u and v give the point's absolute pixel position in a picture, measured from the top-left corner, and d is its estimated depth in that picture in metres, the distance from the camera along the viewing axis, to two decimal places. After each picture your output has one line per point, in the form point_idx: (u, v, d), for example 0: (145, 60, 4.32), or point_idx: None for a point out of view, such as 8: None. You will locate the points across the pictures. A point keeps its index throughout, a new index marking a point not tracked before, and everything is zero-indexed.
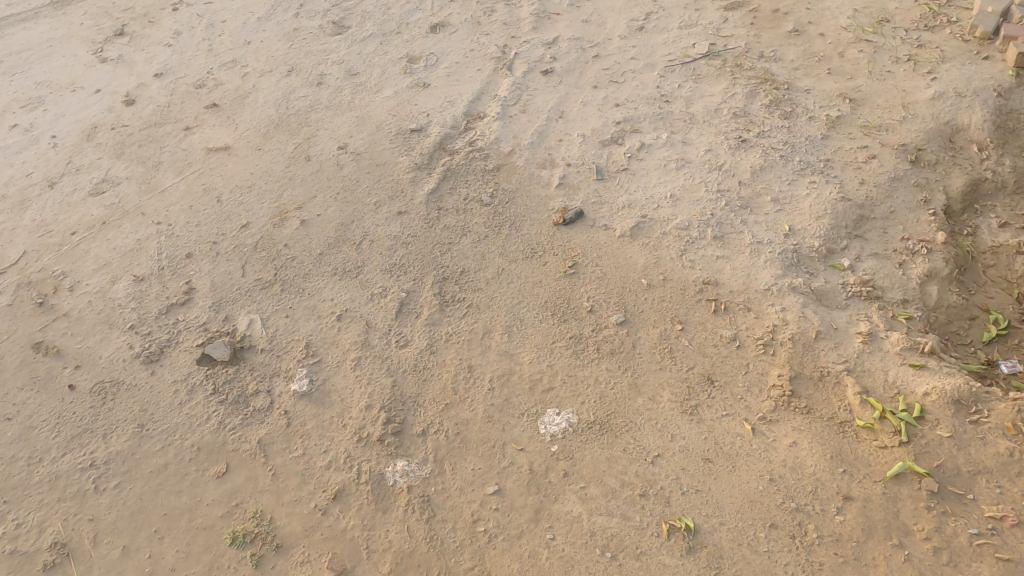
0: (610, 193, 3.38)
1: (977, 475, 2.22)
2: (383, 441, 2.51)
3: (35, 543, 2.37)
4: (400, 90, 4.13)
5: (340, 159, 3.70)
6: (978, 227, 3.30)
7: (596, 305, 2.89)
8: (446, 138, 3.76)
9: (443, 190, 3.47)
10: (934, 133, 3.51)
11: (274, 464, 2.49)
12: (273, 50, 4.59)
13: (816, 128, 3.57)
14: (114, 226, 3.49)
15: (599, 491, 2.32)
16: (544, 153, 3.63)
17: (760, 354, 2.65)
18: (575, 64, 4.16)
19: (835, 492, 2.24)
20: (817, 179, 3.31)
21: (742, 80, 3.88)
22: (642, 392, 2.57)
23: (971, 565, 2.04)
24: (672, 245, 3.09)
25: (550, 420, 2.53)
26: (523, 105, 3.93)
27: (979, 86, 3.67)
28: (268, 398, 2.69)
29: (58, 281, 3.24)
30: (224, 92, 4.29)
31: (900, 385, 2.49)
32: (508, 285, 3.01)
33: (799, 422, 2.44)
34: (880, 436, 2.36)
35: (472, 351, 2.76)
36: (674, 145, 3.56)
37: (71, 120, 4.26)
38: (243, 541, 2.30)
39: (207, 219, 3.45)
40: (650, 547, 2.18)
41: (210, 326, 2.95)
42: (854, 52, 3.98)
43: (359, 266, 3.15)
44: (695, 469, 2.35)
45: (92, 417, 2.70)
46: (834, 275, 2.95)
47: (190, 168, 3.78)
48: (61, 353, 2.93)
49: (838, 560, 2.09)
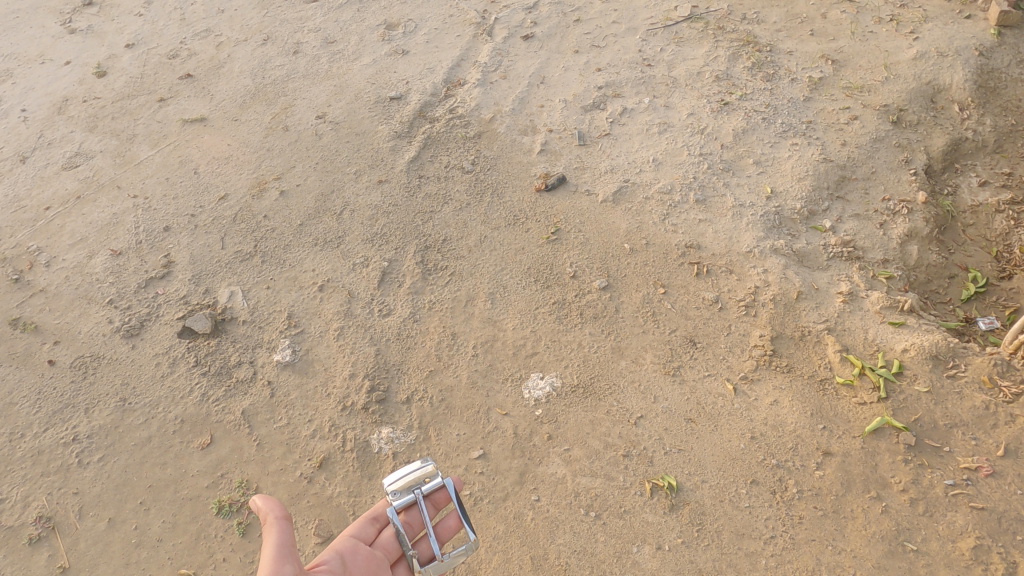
0: (593, 158, 3.35)
1: (953, 428, 2.26)
2: (368, 409, 2.51)
3: (19, 518, 2.35)
4: (379, 57, 4.07)
5: (318, 129, 3.65)
6: (959, 186, 3.30)
7: (579, 270, 2.88)
8: (425, 106, 3.71)
9: (423, 158, 3.43)
10: (916, 93, 3.50)
11: (259, 434, 2.49)
12: (247, 19, 4.51)
13: (798, 90, 3.55)
14: (89, 201, 3.43)
15: (583, 453, 2.34)
16: (525, 120, 3.59)
17: (742, 315, 2.66)
18: (556, 29, 4.11)
19: (815, 448, 2.27)
20: (799, 141, 3.30)
21: (724, 43, 3.84)
22: (625, 355, 2.59)
23: (947, 515, 2.08)
24: (655, 210, 3.08)
25: (535, 384, 2.54)
26: (504, 70, 3.88)
27: (961, 46, 3.69)
28: (251, 369, 2.67)
29: (33, 257, 3.19)
30: (198, 62, 4.21)
31: (880, 343, 2.52)
32: (491, 252, 2.99)
33: (780, 381, 2.46)
34: (860, 392, 2.38)
35: (455, 319, 2.76)
36: (656, 109, 3.53)
37: (41, 93, 4.17)
38: (229, 510, 2.30)
39: (184, 192, 3.40)
40: (634, 505, 2.20)
41: (191, 299, 2.92)
42: (836, 13, 3.97)
43: (340, 236, 3.11)
44: (677, 429, 2.37)
45: (73, 392, 2.67)
46: (815, 236, 2.96)
47: (165, 140, 3.71)
48: (40, 329, 2.90)
49: (818, 513, 2.12)
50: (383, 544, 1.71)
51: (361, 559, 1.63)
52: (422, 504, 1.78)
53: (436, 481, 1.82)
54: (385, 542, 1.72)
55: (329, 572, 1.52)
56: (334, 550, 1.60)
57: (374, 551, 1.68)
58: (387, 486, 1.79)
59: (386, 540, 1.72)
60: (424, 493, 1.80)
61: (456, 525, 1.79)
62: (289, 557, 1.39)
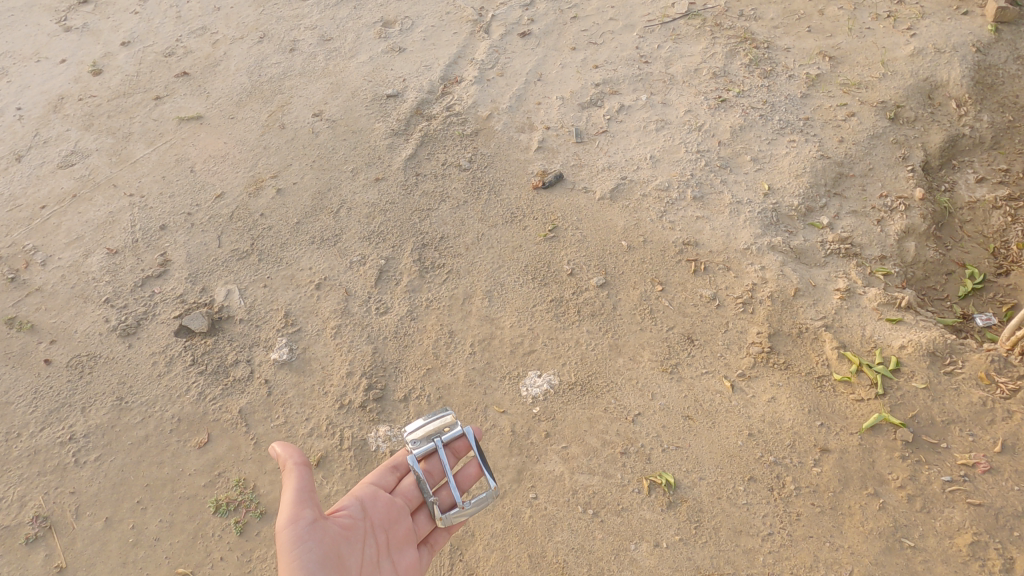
0: (590, 155, 3.35)
1: (950, 424, 2.26)
2: (365, 407, 2.51)
3: (15, 518, 2.34)
4: (376, 55, 4.06)
5: (315, 127, 3.64)
6: (956, 182, 3.30)
7: (576, 268, 2.88)
8: (422, 103, 3.70)
9: (420, 155, 3.42)
10: (914, 89, 3.50)
11: (256, 433, 2.48)
12: (243, 17, 4.49)
13: (796, 87, 3.55)
14: (85, 199, 3.41)
15: (580, 451, 2.34)
16: (523, 117, 3.58)
17: (740, 312, 2.66)
18: (553, 26, 4.11)
19: (813, 445, 2.27)
20: (797, 138, 3.30)
21: (722, 39, 3.83)
22: (622, 352, 2.58)
23: (944, 511, 2.08)
24: (652, 207, 3.08)
25: (532, 382, 2.54)
26: (501, 68, 3.87)
27: (958, 42, 3.69)
28: (248, 367, 2.67)
29: (29, 256, 3.18)
30: (194, 60, 4.19)
31: (878, 339, 2.52)
32: (488, 250, 2.99)
33: (777, 377, 2.46)
34: (857, 389, 2.38)
35: (452, 317, 2.75)
36: (653, 107, 3.53)
37: (36, 91, 4.15)
38: (226, 509, 2.29)
39: (180, 190, 3.39)
40: (631, 503, 2.19)
41: (188, 298, 2.92)
42: (834, 10, 3.96)
43: (337, 234, 3.11)
44: (675, 426, 2.36)
45: (70, 391, 2.66)
46: (812, 233, 2.96)
47: (161, 138, 3.70)
48: (36, 328, 2.89)
49: (815, 510, 2.12)
50: (404, 492, 1.86)
51: (380, 505, 1.79)
52: (440, 452, 1.92)
53: (455, 430, 1.97)
54: (405, 489, 1.86)
55: (348, 516, 1.70)
56: (355, 496, 1.78)
57: (395, 498, 1.83)
58: (407, 437, 1.94)
59: (407, 488, 1.87)
60: (443, 442, 1.95)
61: (476, 473, 1.91)
62: (308, 502, 1.60)
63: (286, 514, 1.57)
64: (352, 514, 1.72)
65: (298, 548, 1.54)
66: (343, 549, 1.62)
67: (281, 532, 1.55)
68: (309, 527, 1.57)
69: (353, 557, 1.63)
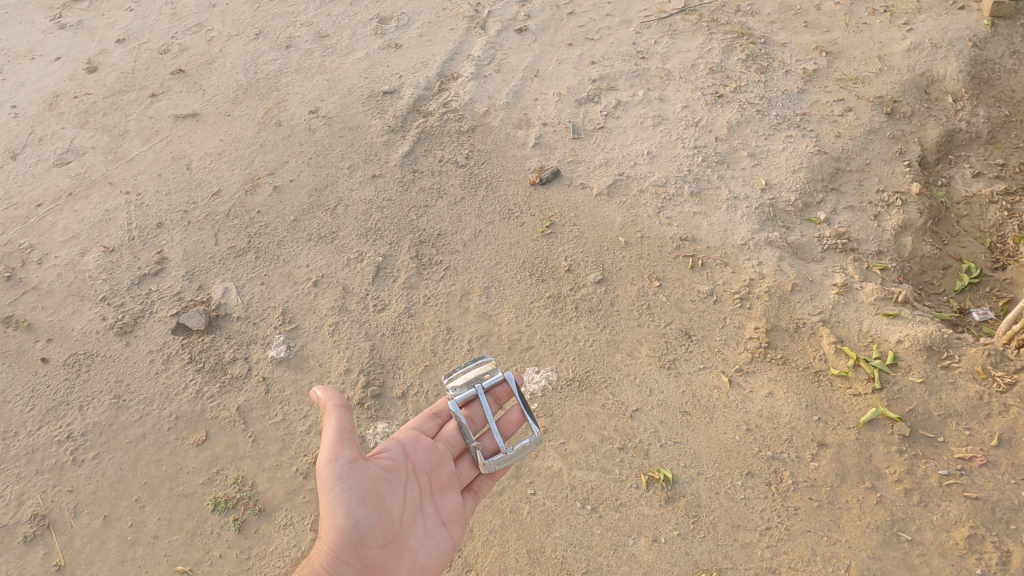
0: (586, 152, 3.34)
1: (947, 418, 2.26)
2: (362, 405, 2.50)
3: (13, 516, 2.34)
4: (372, 51, 4.04)
5: (311, 123, 3.63)
6: (952, 177, 3.31)
7: (574, 264, 2.88)
8: (419, 100, 3.69)
9: (417, 152, 3.41)
10: (910, 84, 3.50)
11: (253, 431, 2.48)
12: (239, 14, 4.48)
13: (793, 82, 3.55)
14: (81, 197, 3.40)
15: (578, 447, 2.34)
16: (520, 114, 3.58)
17: (737, 307, 2.66)
18: (550, 22, 4.10)
19: (811, 439, 2.27)
20: (794, 133, 3.30)
21: (718, 35, 3.83)
22: (620, 348, 2.58)
23: (941, 505, 2.09)
24: (649, 203, 3.08)
25: (530, 378, 2.53)
26: (498, 64, 3.86)
27: (955, 37, 3.69)
28: (246, 365, 2.66)
29: (25, 255, 3.17)
30: (190, 57, 4.18)
31: (875, 334, 2.53)
32: (486, 246, 2.98)
33: (775, 372, 2.47)
34: (854, 384, 2.39)
35: (450, 313, 2.75)
36: (650, 102, 3.52)
37: (31, 89, 4.13)
38: (225, 507, 2.29)
39: (176, 188, 3.38)
40: (629, 498, 2.20)
41: (185, 296, 2.91)
42: (830, 5, 3.96)
43: (334, 232, 3.10)
44: (673, 422, 2.37)
45: (67, 390, 2.66)
46: (810, 228, 2.96)
47: (157, 135, 3.69)
48: (32, 327, 2.88)
49: (813, 504, 2.13)
50: (446, 437, 1.91)
51: (421, 449, 1.84)
52: (481, 398, 1.95)
53: (496, 377, 2.02)
54: (447, 436, 1.91)
55: (389, 458, 1.75)
56: (397, 440, 1.83)
57: (436, 443, 1.88)
58: (448, 385, 2.00)
59: (449, 433, 1.92)
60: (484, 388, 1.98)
61: (518, 419, 1.95)
62: (348, 442, 1.64)
63: (327, 453, 1.62)
64: (393, 457, 1.77)
65: (339, 486, 1.60)
66: (383, 490, 1.67)
67: (321, 470, 1.60)
68: (349, 466, 1.62)
69: (393, 498, 1.69)
